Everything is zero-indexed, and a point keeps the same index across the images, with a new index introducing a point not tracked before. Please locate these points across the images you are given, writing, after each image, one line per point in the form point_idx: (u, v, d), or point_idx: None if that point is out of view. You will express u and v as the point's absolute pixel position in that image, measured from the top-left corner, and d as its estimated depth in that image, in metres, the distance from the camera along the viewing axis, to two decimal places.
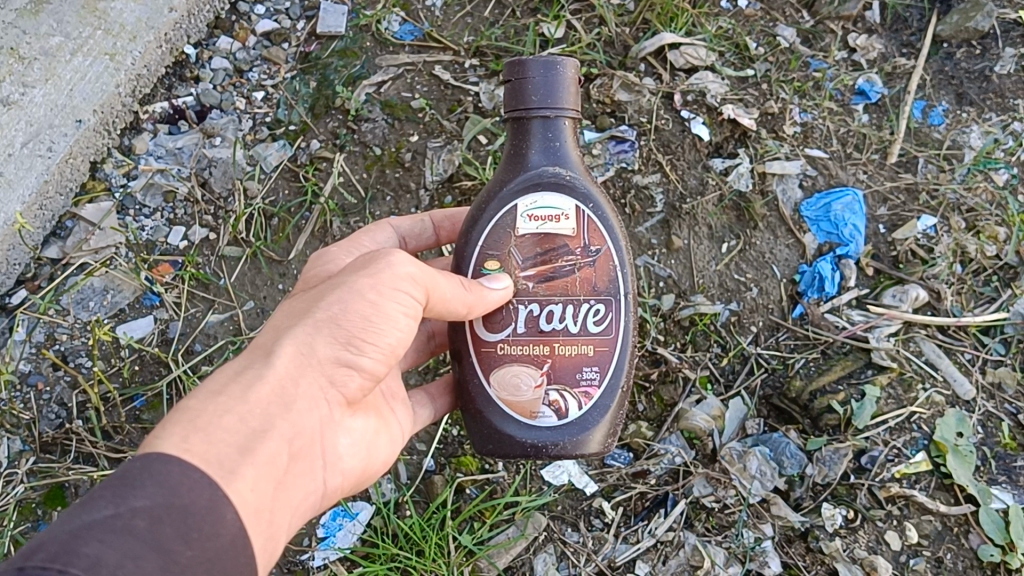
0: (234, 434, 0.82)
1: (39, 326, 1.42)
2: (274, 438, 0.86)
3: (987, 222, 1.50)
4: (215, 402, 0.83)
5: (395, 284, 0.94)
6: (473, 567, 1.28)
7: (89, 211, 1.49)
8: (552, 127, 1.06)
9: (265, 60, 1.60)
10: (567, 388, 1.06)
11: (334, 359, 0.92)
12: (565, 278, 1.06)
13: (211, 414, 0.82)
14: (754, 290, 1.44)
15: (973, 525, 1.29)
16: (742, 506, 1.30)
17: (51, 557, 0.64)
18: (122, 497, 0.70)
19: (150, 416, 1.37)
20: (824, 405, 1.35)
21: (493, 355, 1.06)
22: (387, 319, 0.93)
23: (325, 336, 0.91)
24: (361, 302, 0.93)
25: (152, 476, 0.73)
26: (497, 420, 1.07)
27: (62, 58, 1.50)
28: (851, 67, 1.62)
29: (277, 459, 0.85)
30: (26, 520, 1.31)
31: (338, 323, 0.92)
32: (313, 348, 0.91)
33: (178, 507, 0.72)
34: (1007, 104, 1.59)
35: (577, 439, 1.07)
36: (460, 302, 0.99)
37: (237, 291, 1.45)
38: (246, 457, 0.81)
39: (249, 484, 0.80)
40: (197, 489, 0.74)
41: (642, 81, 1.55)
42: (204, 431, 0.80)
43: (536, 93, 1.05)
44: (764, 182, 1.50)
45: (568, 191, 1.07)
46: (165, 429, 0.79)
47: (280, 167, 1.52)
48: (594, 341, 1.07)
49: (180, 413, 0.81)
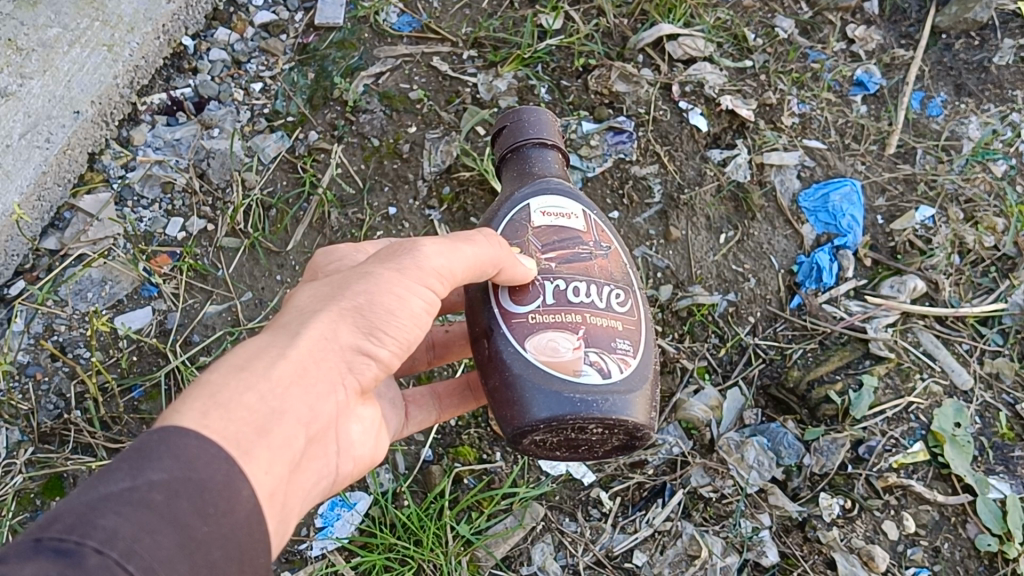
0: (253, 413, 0.78)
1: (36, 317, 1.41)
2: (292, 421, 0.82)
3: (985, 213, 1.50)
4: (237, 377, 0.80)
5: (421, 280, 0.92)
6: (471, 557, 1.27)
7: (87, 202, 1.48)
8: (548, 155, 1.09)
9: (263, 52, 1.62)
10: (605, 351, 0.98)
11: (353, 346, 0.88)
12: (583, 263, 1.03)
13: (231, 390, 0.78)
14: (752, 281, 1.44)
15: (970, 515, 1.29)
16: (740, 496, 1.30)
17: (68, 529, 0.61)
18: (139, 469, 0.67)
19: (148, 406, 1.36)
20: (820, 396, 1.35)
21: (525, 324, 0.98)
22: (409, 310, 0.91)
23: (349, 323, 0.88)
24: (388, 292, 0.90)
25: (171, 448, 0.70)
26: (539, 384, 0.95)
27: (60, 49, 1.51)
28: (850, 58, 1.63)
29: (292, 442, 0.81)
30: (24, 510, 1.29)
31: (363, 312, 0.89)
32: (337, 333, 0.87)
33: (195, 481, 0.69)
34: (1006, 95, 1.60)
35: (623, 403, 0.97)
36: (490, 263, 0.95)
37: (235, 283, 1.45)
38: (264, 437, 0.78)
39: (264, 467, 0.76)
40: (215, 463, 0.71)
41: (640, 72, 1.56)
42: (224, 408, 0.76)
43: (528, 128, 1.09)
44: (762, 173, 1.50)
45: (574, 198, 1.07)
46: (184, 401, 0.75)
47: (278, 158, 1.53)
48: (621, 318, 1.01)
49: (200, 387, 0.78)
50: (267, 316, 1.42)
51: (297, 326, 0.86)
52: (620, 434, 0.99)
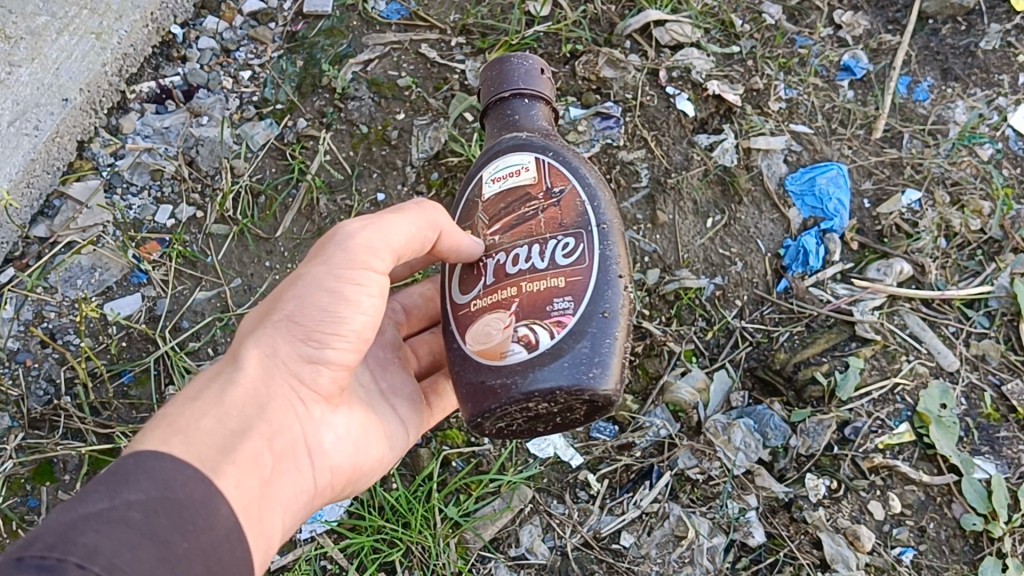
0: (213, 436, 0.85)
1: (26, 304, 1.42)
2: (256, 440, 0.89)
3: (971, 197, 1.51)
4: (193, 408, 0.87)
5: (350, 264, 0.94)
6: (460, 539, 1.28)
7: (77, 189, 1.49)
8: (525, 106, 1.09)
9: (252, 40, 1.62)
10: (536, 320, 0.95)
11: (298, 356, 0.94)
12: (530, 222, 1.02)
13: (188, 418, 0.85)
14: (739, 264, 1.44)
15: (955, 494, 1.30)
16: (726, 478, 1.30)
17: (50, 547, 0.67)
18: (117, 491, 0.74)
19: (138, 392, 1.37)
20: (807, 377, 1.36)
21: (467, 314, 1.00)
22: (343, 299, 0.93)
23: (288, 335, 0.94)
24: (319, 294, 0.93)
25: (147, 472, 0.76)
26: (471, 373, 0.97)
27: (48, 37, 1.50)
28: (837, 44, 1.63)
29: (259, 459, 0.88)
30: (15, 495, 1.30)
31: (295, 320, 0.93)
32: (277, 349, 0.94)
33: (171, 501, 0.75)
34: (991, 80, 1.61)
35: (556, 368, 0.93)
36: (422, 229, 0.98)
37: (224, 269, 1.45)
38: (228, 456, 0.84)
39: (234, 482, 0.83)
40: (190, 485, 0.77)
41: (627, 58, 1.56)
42: (184, 434, 0.83)
43: (505, 78, 1.09)
44: (749, 158, 1.51)
45: (526, 148, 1.05)
46: (146, 434, 0.82)
47: (267, 145, 1.53)
48: (563, 272, 0.98)
49: (160, 421, 0.85)
50: (256, 302, 1.43)
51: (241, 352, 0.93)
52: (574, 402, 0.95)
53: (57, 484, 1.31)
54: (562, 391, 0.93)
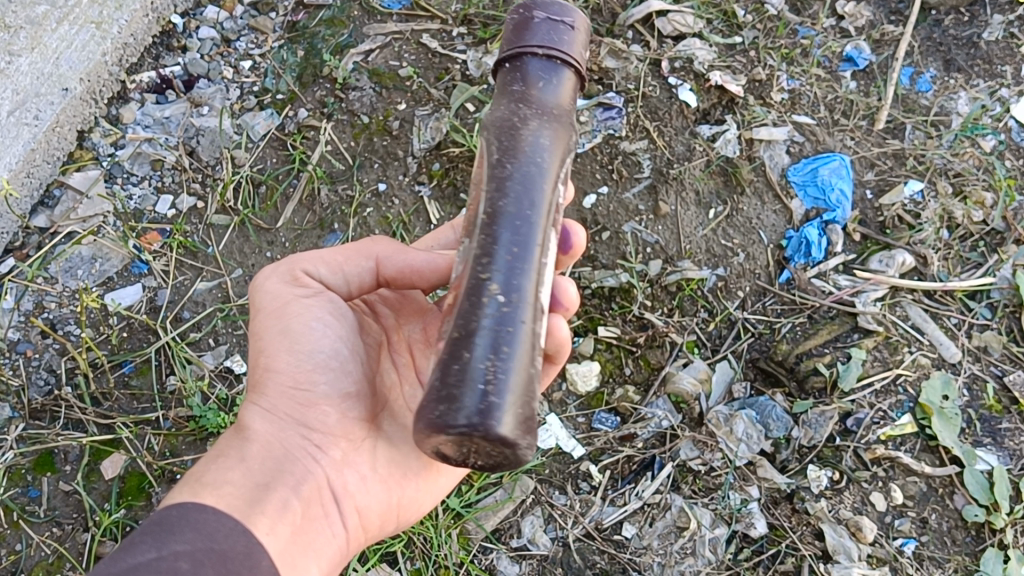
0: (241, 490, 0.88)
1: (26, 294, 1.41)
2: (278, 491, 0.90)
3: (974, 188, 1.50)
4: (217, 468, 0.90)
5: (286, 302, 0.98)
6: (461, 530, 1.28)
7: (77, 179, 1.48)
8: (530, 65, 0.91)
9: (252, 30, 1.62)
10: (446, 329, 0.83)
11: (292, 406, 0.95)
12: (468, 215, 0.88)
13: (216, 475, 0.89)
14: (741, 255, 1.44)
15: (958, 486, 1.30)
16: (729, 469, 1.30)
17: None
18: (163, 541, 0.77)
19: (138, 382, 1.36)
20: (809, 368, 1.36)
21: None
22: (291, 337, 0.96)
23: (276, 391, 0.95)
24: (280, 340, 0.96)
25: (190, 524, 0.80)
26: None
27: (48, 26, 1.47)
28: (839, 34, 1.63)
29: (285, 507, 0.90)
30: (15, 486, 1.30)
31: (270, 372, 0.96)
32: (274, 404, 0.95)
33: (215, 551, 0.79)
34: (995, 71, 1.61)
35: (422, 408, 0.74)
36: (356, 255, 1.01)
37: (225, 260, 1.45)
38: (255, 507, 0.87)
39: (266, 529, 0.86)
40: (231, 536, 0.82)
41: (629, 48, 1.56)
42: (210, 488, 0.87)
43: (508, 38, 0.93)
44: (752, 148, 1.50)
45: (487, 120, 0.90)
46: (177, 493, 0.86)
47: (268, 136, 1.53)
48: (460, 285, 0.81)
49: (190, 480, 0.89)
50: None
51: (245, 412, 0.96)
52: (479, 446, 0.73)
53: (57, 474, 1.31)
54: (432, 432, 0.72)
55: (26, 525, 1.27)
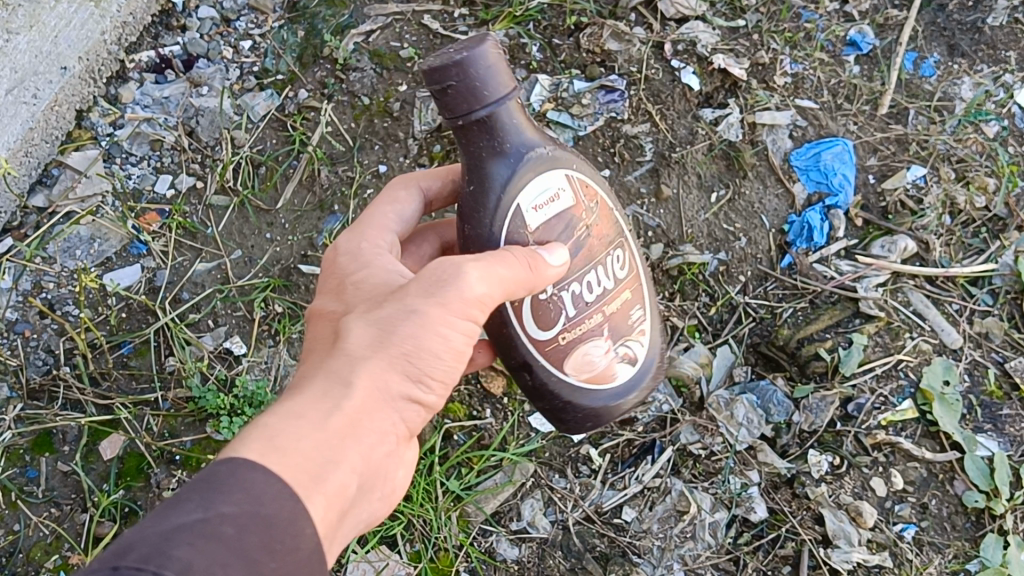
0: (310, 461, 0.77)
1: (25, 274, 1.40)
2: (341, 474, 0.80)
3: (977, 173, 1.50)
4: (295, 426, 0.79)
5: (465, 311, 0.87)
6: (461, 513, 1.29)
7: (76, 158, 1.47)
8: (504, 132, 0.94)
9: (252, 10, 1.58)
10: (626, 338, 1.07)
11: (401, 394, 0.86)
12: (587, 246, 1.02)
13: (290, 434, 0.78)
14: (743, 240, 1.44)
15: (957, 472, 1.30)
16: (729, 453, 1.31)
17: (143, 557, 0.61)
18: (209, 501, 0.68)
19: (137, 363, 1.36)
20: (810, 353, 1.36)
21: (557, 349, 1.03)
22: (451, 347, 0.87)
23: (399, 371, 0.85)
24: (436, 337, 0.85)
25: (238, 481, 0.70)
26: (588, 401, 1.06)
27: (46, 4, 1.46)
28: (843, 18, 1.60)
29: (343, 489, 0.80)
30: (14, 466, 1.30)
31: (411, 360, 0.85)
32: (387, 383, 0.85)
33: (261, 515, 0.69)
34: (998, 56, 1.59)
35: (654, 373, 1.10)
36: (523, 285, 0.92)
37: (224, 241, 1.44)
38: (321, 482, 0.77)
39: (319, 501, 0.76)
40: (281, 499, 0.71)
41: (632, 30, 1.54)
42: (279, 448, 0.76)
43: (450, 105, 0.90)
44: (754, 132, 1.49)
45: (557, 168, 0.99)
46: (243, 442, 0.76)
47: (268, 117, 1.51)
48: (627, 286, 1.07)
49: (259, 429, 0.78)
50: (257, 275, 1.42)
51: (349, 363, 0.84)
52: None
53: (56, 455, 1.31)
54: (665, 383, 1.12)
55: (24, 506, 1.28)
